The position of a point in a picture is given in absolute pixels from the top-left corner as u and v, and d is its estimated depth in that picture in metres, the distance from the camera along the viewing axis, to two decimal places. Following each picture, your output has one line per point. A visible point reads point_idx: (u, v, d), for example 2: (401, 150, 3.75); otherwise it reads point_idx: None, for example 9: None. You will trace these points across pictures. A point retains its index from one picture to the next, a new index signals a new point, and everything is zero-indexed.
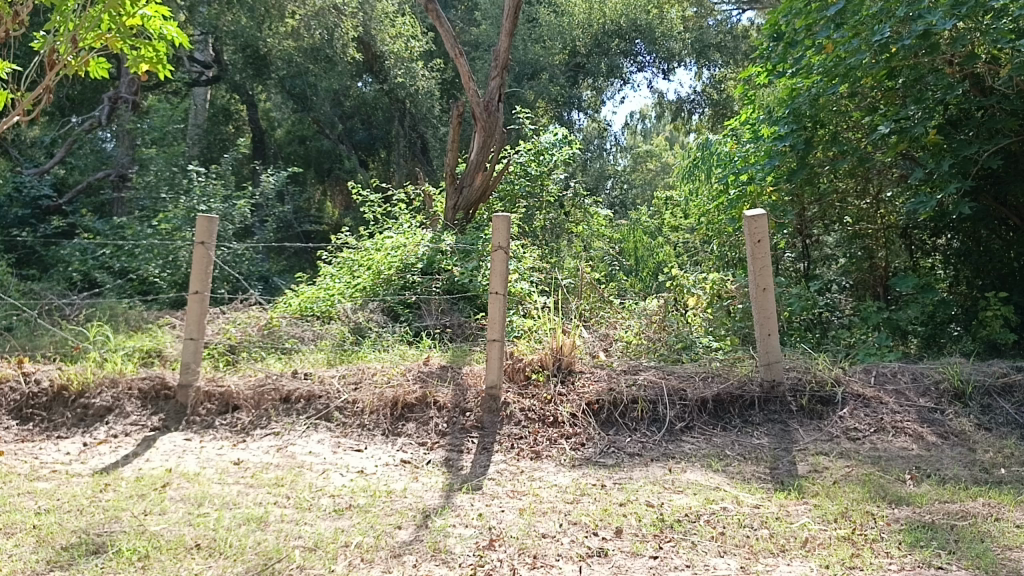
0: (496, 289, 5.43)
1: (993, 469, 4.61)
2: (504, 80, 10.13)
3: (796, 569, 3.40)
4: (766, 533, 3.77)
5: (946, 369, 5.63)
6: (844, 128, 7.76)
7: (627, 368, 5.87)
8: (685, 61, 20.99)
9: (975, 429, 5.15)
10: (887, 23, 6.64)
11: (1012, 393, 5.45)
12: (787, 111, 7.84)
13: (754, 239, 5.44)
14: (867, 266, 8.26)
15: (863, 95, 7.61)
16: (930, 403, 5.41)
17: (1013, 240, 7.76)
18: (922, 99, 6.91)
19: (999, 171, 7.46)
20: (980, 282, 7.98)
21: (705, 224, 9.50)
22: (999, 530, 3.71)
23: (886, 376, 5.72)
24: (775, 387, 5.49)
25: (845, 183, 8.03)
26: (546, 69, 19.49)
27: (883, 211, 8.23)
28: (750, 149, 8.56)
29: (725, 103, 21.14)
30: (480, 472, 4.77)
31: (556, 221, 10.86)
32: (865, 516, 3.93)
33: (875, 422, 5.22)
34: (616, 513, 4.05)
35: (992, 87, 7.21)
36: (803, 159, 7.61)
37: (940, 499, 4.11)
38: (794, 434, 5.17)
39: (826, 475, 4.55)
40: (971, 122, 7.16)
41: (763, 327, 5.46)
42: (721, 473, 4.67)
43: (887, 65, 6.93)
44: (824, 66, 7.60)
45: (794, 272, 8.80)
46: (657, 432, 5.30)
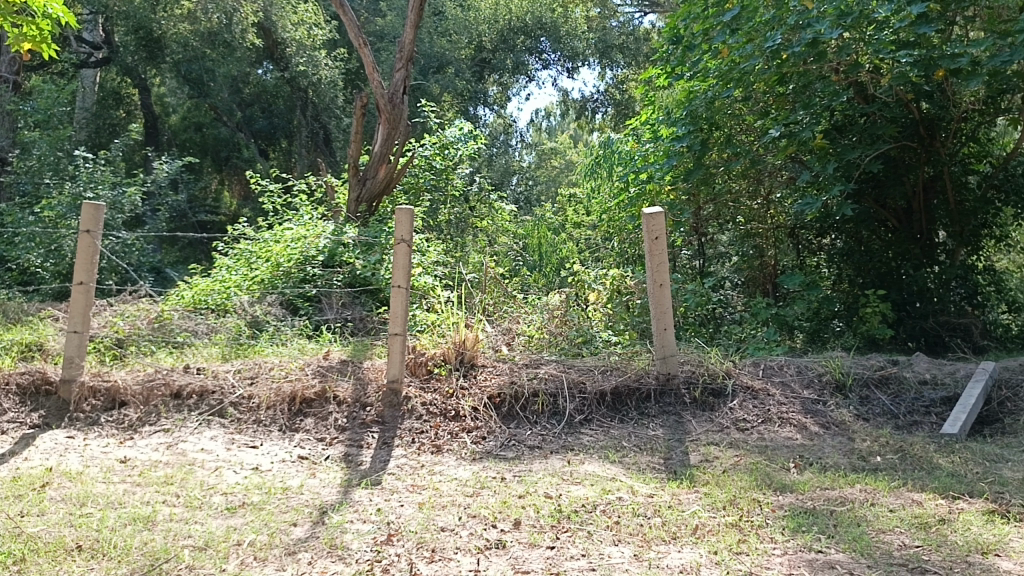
0: (399, 283, 5.34)
1: (870, 456, 4.81)
2: (410, 72, 9.94)
3: (686, 555, 3.51)
4: (658, 521, 3.89)
5: (829, 362, 5.92)
6: (738, 131, 8.04)
7: (528, 362, 5.93)
8: (589, 61, 21.31)
9: (854, 419, 5.40)
10: (779, 30, 6.94)
11: (888, 384, 5.78)
12: (685, 112, 8.04)
13: (651, 236, 5.52)
14: (758, 264, 8.55)
15: (756, 99, 7.82)
16: (814, 395, 5.66)
17: (893, 241, 8.03)
18: (810, 104, 7.20)
19: (879, 175, 7.81)
20: (861, 281, 8.13)
21: (606, 221, 9.68)
22: (874, 514, 3.92)
23: (773, 369, 5.96)
24: (670, 379, 5.65)
25: (738, 184, 8.33)
26: (452, 63, 19.38)
27: (773, 211, 8.52)
28: (650, 148, 8.77)
29: (628, 103, 21.52)
30: (380, 467, 4.73)
31: (461, 216, 10.86)
32: (752, 503, 4.09)
33: (763, 413, 5.44)
34: (515, 505, 4.09)
35: (874, 95, 7.49)
36: (699, 159, 7.89)
37: (821, 486, 4.32)
38: (687, 426, 5.34)
39: (716, 464, 4.71)
40: (855, 128, 7.42)
41: (660, 322, 5.58)
42: (618, 465, 4.77)
43: (778, 71, 7.18)
44: (718, 70, 7.71)
45: (689, 269, 9.05)
46: (556, 425, 5.38)
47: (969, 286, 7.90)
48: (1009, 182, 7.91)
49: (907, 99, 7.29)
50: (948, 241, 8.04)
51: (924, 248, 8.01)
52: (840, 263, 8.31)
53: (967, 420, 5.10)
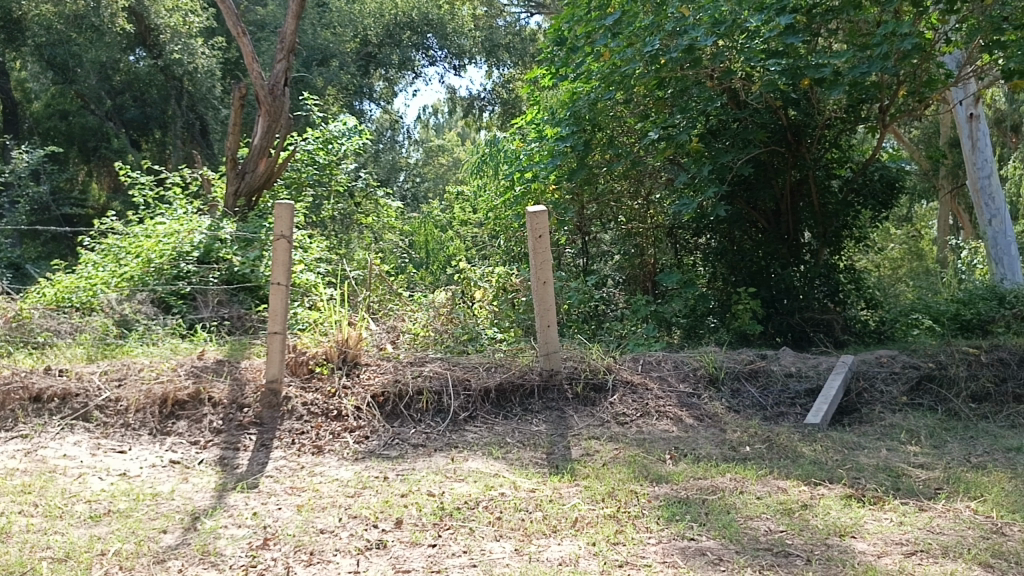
0: (278, 280, 5.18)
1: (740, 446, 5.02)
2: (291, 64, 9.67)
3: (565, 548, 3.58)
4: (539, 515, 3.94)
5: (703, 357, 6.16)
6: (619, 133, 8.25)
7: (412, 360, 5.89)
8: (476, 60, 21.18)
9: (726, 411, 5.64)
10: (657, 36, 7.15)
11: (756, 377, 6.06)
12: (568, 113, 8.23)
13: (535, 234, 5.56)
14: (638, 263, 8.90)
15: (636, 103, 8.05)
16: (689, 389, 5.87)
17: (763, 241, 8.37)
18: (686, 108, 7.47)
19: (750, 178, 8.12)
20: (734, 278, 8.45)
21: (492, 219, 9.74)
22: (743, 501, 4.10)
23: (652, 363, 6.15)
24: (553, 375, 5.73)
25: (620, 184, 8.57)
26: (336, 56, 19.17)
27: (652, 211, 8.82)
28: (535, 148, 8.89)
29: (515, 103, 21.66)
30: (257, 469, 4.59)
31: (345, 211, 10.64)
32: (629, 495, 4.21)
33: (641, 406, 5.60)
34: (397, 505, 4.06)
35: (746, 101, 7.82)
36: (582, 159, 8.14)
37: (694, 476, 4.48)
38: (569, 421, 5.43)
39: (596, 458, 4.81)
40: (728, 132, 7.68)
41: (543, 319, 5.65)
42: (501, 461, 4.81)
43: (657, 75, 7.34)
44: (600, 73, 7.94)
45: (573, 267, 9.20)
46: (440, 423, 5.37)
47: (832, 284, 8.33)
48: (868, 187, 8.44)
49: (776, 106, 7.68)
50: (813, 241, 8.46)
51: (791, 248, 8.38)
52: (714, 262, 8.59)
53: (829, 411, 5.40)
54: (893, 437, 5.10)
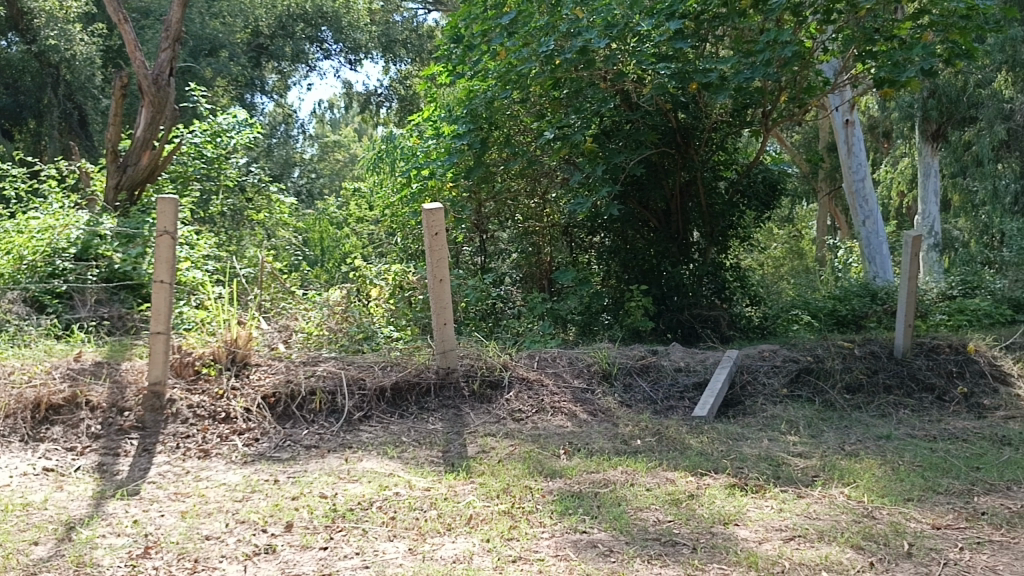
0: (161, 278, 4.94)
1: (632, 440, 5.14)
2: (177, 53, 9.24)
3: (459, 546, 3.57)
4: (434, 513, 3.93)
5: (596, 353, 6.27)
6: (516, 132, 8.26)
7: (305, 359, 5.76)
8: (372, 54, 20.78)
9: (618, 405, 5.77)
10: (552, 37, 7.23)
11: (647, 372, 6.22)
12: (465, 111, 8.16)
13: (431, 232, 5.51)
14: (535, 260, 9.02)
15: (532, 102, 8.14)
16: (583, 384, 5.98)
17: (654, 240, 8.56)
18: (581, 109, 7.62)
19: (641, 179, 8.35)
20: (627, 276, 8.63)
21: (389, 216, 9.63)
22: (633, 493, 4.20)
23: (547, 360, 6.23)
24: (449, 373, 5.70)
25: (517, 183, 8.66)
26: (225, 46, 18.37)
27: (548, 210, 8.90)
28: (432, 145, 8.84)
29: (413, 100, 21.46)
30: (139, 475, 4.40)
31: (235, 207, 10.24)
32: (523, 490, 4.25)
33: (537, 403, 5.65)
34: (287, 508, 3.96)
35: (638, 103, 8.01)
36: (479, 157, 8.12)
37: (587, 470, 4.56)
38: (466, 418, 5.43)
39: (492, 454, 4.83)
40: (621, 133, 7.84)
41: (439, 317, 5.61)
42: (396, 460, 4.77)
43: (552, 75, 7.38)
44: (497, 72, 7.93)
45: (471, 265, 9.24)
46: (334, 423, 5.27)
47: (719, 282, 8.63)
48: (752, 188, 8.78)
49: (666, 109, 7.85)
50: (701, 241, 8.71)
51: (681, 246, 8.61)
52: (608, 260, 8.74)
53: (715, 403, 5.61)
54: (774, 427, 5.33)
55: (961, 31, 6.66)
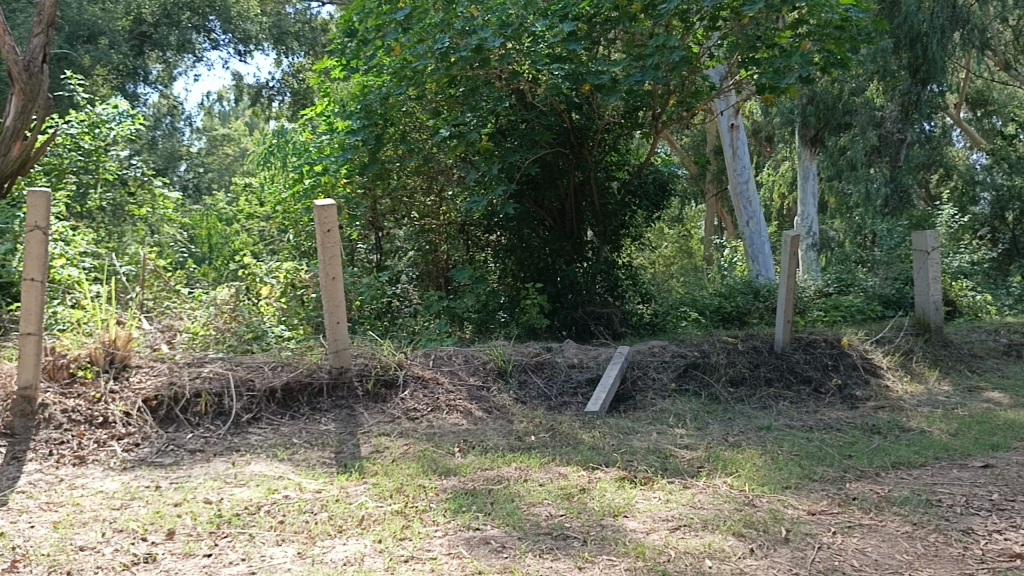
0: (32, 276, 4.66)
1: (526, 436, 5.19)
2: (50, 38, 8.65)
3: (350, 547, 3.52)
4: (324, 516, 3.85)
5: (492, 351, 6.31)
6: (412, 129, 8.26)
7: (191, 360, 5.57)
8: (262, 46, 20.11)
9: (513, 402, 5.81)
10: (446, 34, 7.21)
11: (542, 369, 6.30)
12: (359, 106, 8.04)
13: (323, 229, 5.43)
14: (431, 259, 8.97)
15: (428, 99, 8.07)
16: (479, 381, 5.99)
17: (549, 239, 8.64)
18: (476, 107, 7.63)
19: (537, 178, 8.40)
20: (523, 275, 8.68)
21: (281, 212, 9.40)
22: (527, 489, 4.24)
23: (443, 358, 6.20)
24: (343, 373, 5.61)
25: (413, 180, 8.57)
26: (106, 33, 17.55)
27: (445, 208, 8.88)
28: (325, 140, 8.67)
29: (306, 94, 21.00)
30: (7, 485, 4.13)
31: (116, 202, 9.77)
32: (417, 489, 4.22)
33: (432, 401, 5.62)
34: (169, 515, 3.81)
35: (533, 103, 8.07)
36: (374, 154, 8.08)
37: (481, 467, 4.57)
38: (359, 418, 5.36)
39: (386, 454, 4.78)
40: (516, 133, 7.90)
41: (333, 316, 5.50)
42: (287, 462, 4.65)
43: (447, 72, 7.40)
44: (391, 67, 7.87)
45: (367, 264, 9.02)
46: (221, 426, 5.10)
47: (611, 280, 8.82)
48: (642, 188, 9.08)
49: (559, 109, 7.94)
50: (595, 239, 8.89)
51: (575, 245, 8.77)
52: (503, 258, 8.80)
53: (607, 398, 5.73)
54: (663, 421, 5.49)
55: (835, 42, 7.07)
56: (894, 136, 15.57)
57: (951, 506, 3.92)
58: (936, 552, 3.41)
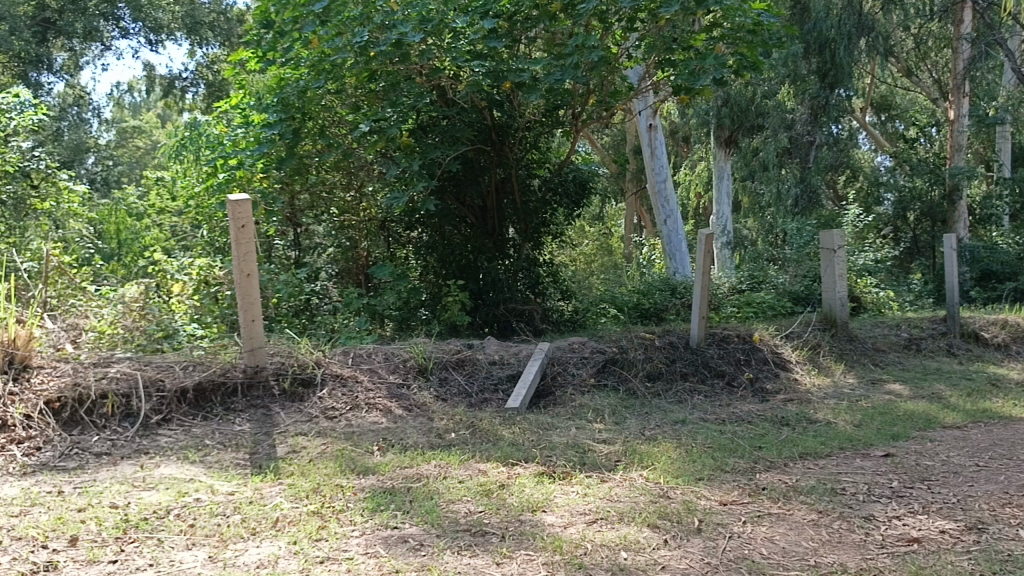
0: None
1: (446, 433, 5.17)
2: None
3: (264, 550, 3.44)
4: (237, 518, 3.76)
5: (413, 348, 6.26)
6: (331, 123, 8.09)
7: (97, 360, 5.36)
8: (175, 36, 19.25)
9: (434, 400, 5.78)
10: (366, 27, 7.15)
11: (463, 366, 6.29)
12: (275, 99, 7.79)
13: (237, 224, 5.28)
14: (351, 255, 8.84)
15: (348, 94, 8.03)
16: (399, 379, 5.94)
17: (471, 236, 8.65)
18: (397, 103, 7.54)
19: (458, 174, 8.38)
20: (444, 271, 8.72)
21: (194, 207, 9.04)
22: (446, 486, 4.23)
23: (362, 356, 6.12)
24: (258, 371, 5.49)
25: (333, 176, 8.48)
26: (7, 19, 16.64)
27: (365, 204, 8.73)
28: (240, 134, 8.38)
29: (222, 86, 20.46)
30: None
31: (17, 196, 9.13)
32: (333, 489, 4.16)
33: (351, 400, 5.55)
34: (72, 521, 3.65)
35: (454, 100, 8.07)
36: (292, 148, 7.76)
37: (400, 465, 4.54)
38: (275, 418, 5.24)
39: (302, 454, 4.69)
40: (437, 129, 7.92)
41: (247, 313, 5.38)
42: (199, 464, 4.52)
43: (367, 66, 7.40)
44: (309, 60, 7.74)
45: (285, 260, 8.79)
46: (129, 428, 4.93)
47: (532, 277, 8.91)
48: (563, 187, 9.14)
49: (481, 107, 8.03)
50: (516, 237, 9.00)
51: (497, 242, 8.81)
52: (425, 255, 8.77)
53: (527, 394, 5.77)
54: (582, 416, 5.55)
55: (748, 46, 7.27)
56: (803, 138, 16.05)
57: (854, 493, 4.08)
58: (840, 538, 3.55)
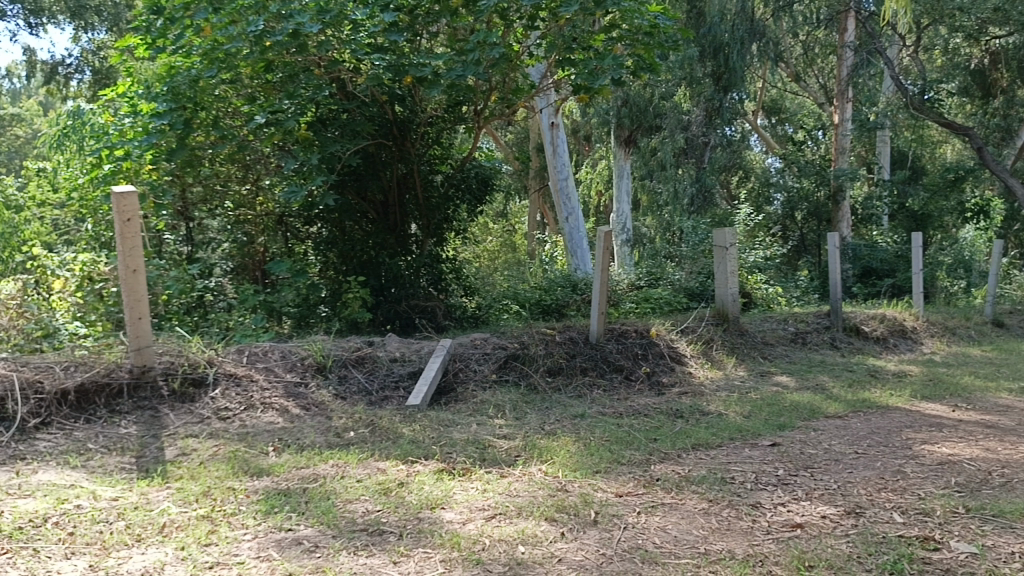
0: None
1: (345, 432, 5.08)
2: None
3: (149, 557, 3.31)
4: (121, 525, 3.60)
5: (311, 346, 6.15)
6: (224, 114, 7.81)
7: None
8: (58, 19, 18.62)
9: (332, 398, 5.68)
10: (261, 16, 6.98)
11: (362, 364, 6.20)
12: (165, 88, 7.53)
13: (122, 217, 5.06)
14: (247, 251, 8.55)
15: (243, 84, 7.74)
16: (296, 377, 5.81)
17: (372, 231, 8.54)
18: (294, 94, 7.36)
19: (358, 168, 8.25)
20: (345, 268, 8.54)
21: (77, 200, 8.62)
22: (343, 486, 4.16)
23: (258, 354, 5.96)
24: (146, 372, 5.26)
25: (226, 168, 8.21)
26: None
27: (262, 198, 8.56)
28: (127, 123, 8.02)
29: (109, 74, 19.44)
30: None
31: None
32: (225, 492, 4.03)
33: (245, 400, 5.39)
34: None
35: (354, 93, 7.99)
36: (182, 139, 7.50)
37: (296, 466, 4.43)
38: (164, 420, 5.04)
39: (192, 457, 4.52)
40: (337, 122, 7.74)
41: (133, 311, 5.15)
42: (80, 470, 4.30)
43: (262, 57, 7.19)
44: (201, 48, 7.48)
45: (176, 255, 8.33)
46: (3, 433, 4.65)
47: (435, 273, 8.90)
48: (465, 183, 9.15)
49: (381, 101, 7.98)
50: (418, 233, 8.93)
51: (398, 238, 8.73)
52: (325, 251, 8.53)
53: (428, 391, 5.74)
54: (483, 412, 5.56)
55: (645, 47, 7.45)
56: (698, 139, 16.74)
57: (743, 482, 4.23)
58: (728, 526, 3.67)
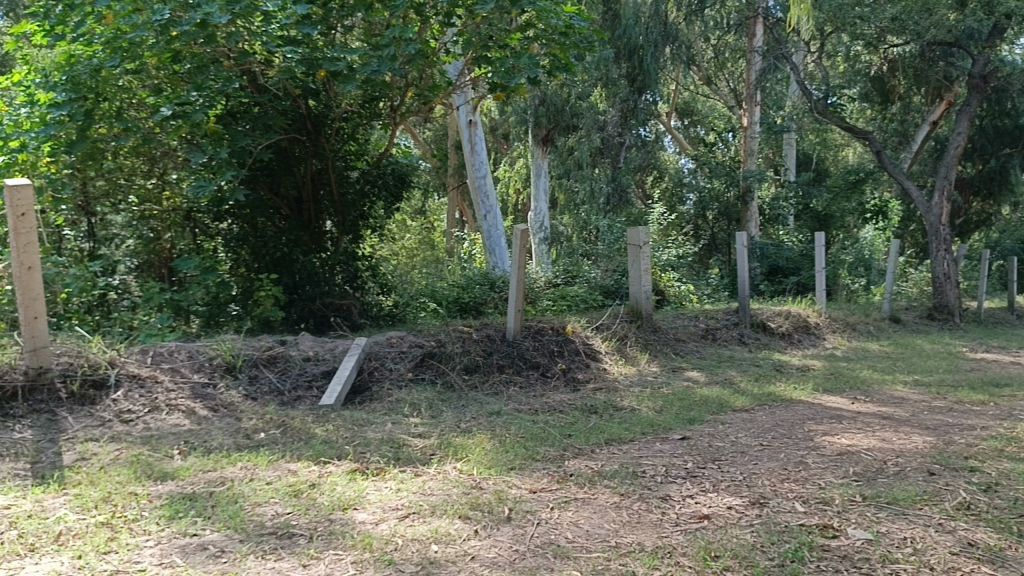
0: None
1: (255, 433, 4.97)
2: None
3: (43, 567, 3.16)
4: (13, 534, 3.43)
5: (219, 345, 5.99)
6: (128, 105, 7.53)
7: None
8: None
9: (242, 399, 5.53)
10: (167, 4, 6.74)
11: (274, 363, 6.08)
12: (64, 77, 7.24)
13: (15, 212, 4.83)
14: (152, 248, 8.25)
15: (148, 75, 7.51)
16: (203, 378, 5.65)
17: (285, 228, 8.37)
18: (202, 86, 7.18)
19: (270, 163, 8.09)
20: (257, 265, 8.32)
21: None
22: (251, 488, 4.06)
23: (163, 355, 5.76)
24: (42, 373, 5.04)
25: (130, 161, 7.92)
26: None
27: (168, 193, 8.25)
28: (22, 113, 7.54)
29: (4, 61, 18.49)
30: None
31: None
32: (127, 497, 3.88)
33: (149, 401, 5.21)
34: None
35: (266, 86, 7.83)
36: (84, 130, 7.23)
37: (202, 469, 4.31)
38: (61, 424, 4.83)
39: (92, 462, 4.34)
40: (248, 116, 7.63)
41: (28, 310, 4.94)
42: None
43: (169, 47, 6.95)
44: (103, 37, 7.18)
45: (77, 252, 7.89)
46: None
47: (350, 271, 8.80)
48: (381, 179, 9.08)
49: (294, 95, 7.85)
50: (333, 229, 8.79)
51: (313, 235, 8.57)
52: (235, 248, 8.26)
53: (342, 391, 5.65)
54: (398, 411, 5.52)
55: (560, 47, 7.53)
56: (614, 139, 17.03)
57: (653, 476, 4.32)
58: (638, 518, 3.74)
